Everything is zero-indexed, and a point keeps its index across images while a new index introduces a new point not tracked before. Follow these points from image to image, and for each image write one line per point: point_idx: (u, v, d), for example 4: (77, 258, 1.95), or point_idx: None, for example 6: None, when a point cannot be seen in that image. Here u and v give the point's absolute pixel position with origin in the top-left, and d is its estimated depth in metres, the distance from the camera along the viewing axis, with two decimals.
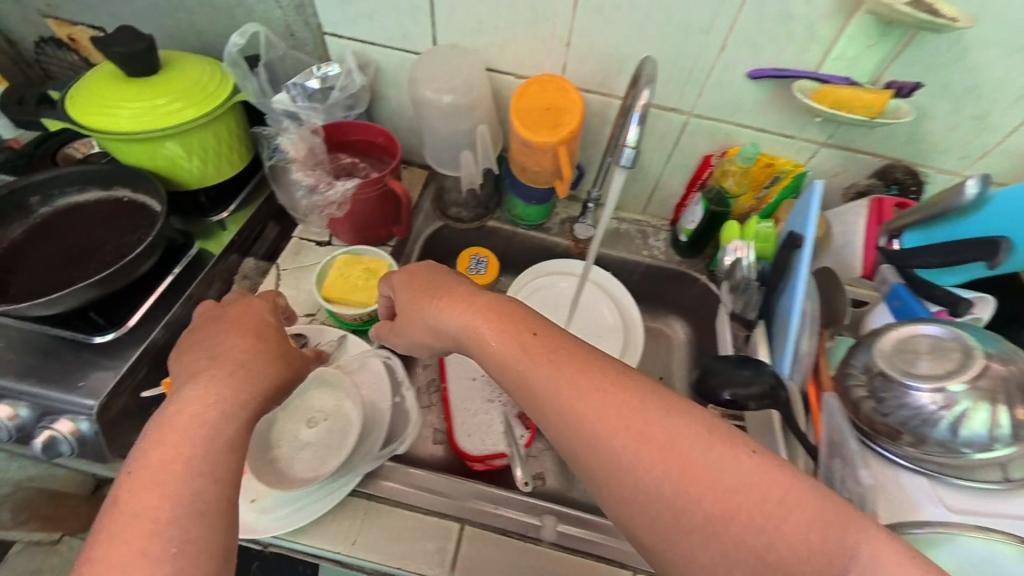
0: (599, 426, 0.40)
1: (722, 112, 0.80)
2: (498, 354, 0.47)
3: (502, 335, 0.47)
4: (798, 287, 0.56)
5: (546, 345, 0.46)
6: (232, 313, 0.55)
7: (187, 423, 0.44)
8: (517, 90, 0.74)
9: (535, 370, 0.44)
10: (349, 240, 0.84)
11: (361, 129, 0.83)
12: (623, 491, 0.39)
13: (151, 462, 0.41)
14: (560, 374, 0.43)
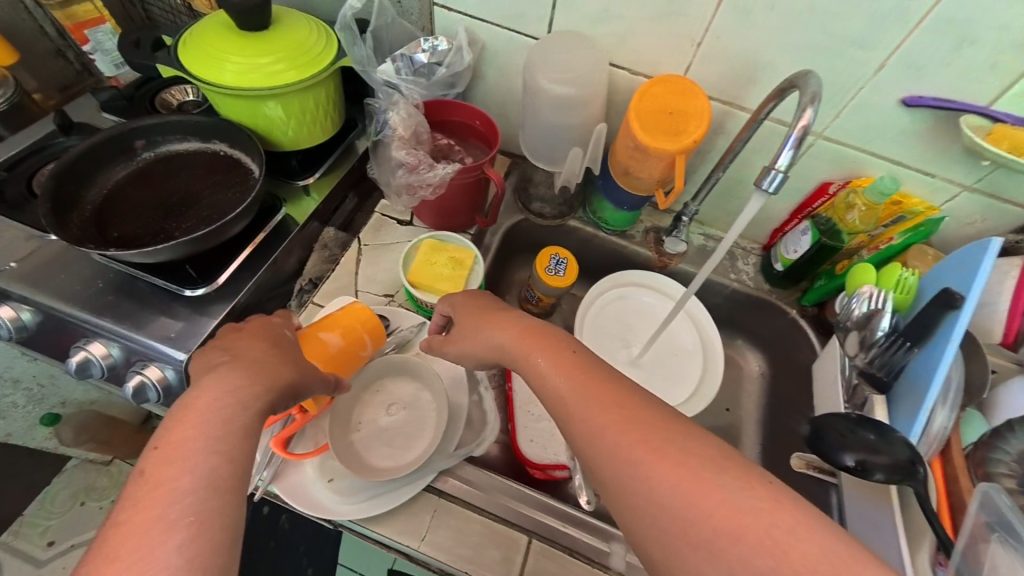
0: (621, 443, 0.37)
1: (858, 137, 0.72)
2: (540, 370, 0.45)
3: (539, 352, 0.47)
4: (949, 352, 0.50)
5: (574, 362, 0.45)
6: (252, 323, 0.52)
7: (210, 403, 0.41)
8: (639, 89, 0.70)
9: (562, 385, 0.43)
10: (432, 223, 0.82)
11: (461, 110, 0.79)
12: (650, 530, 0.35)
13: (165, 433, 0.39)
14: (580, 390, 0.42)
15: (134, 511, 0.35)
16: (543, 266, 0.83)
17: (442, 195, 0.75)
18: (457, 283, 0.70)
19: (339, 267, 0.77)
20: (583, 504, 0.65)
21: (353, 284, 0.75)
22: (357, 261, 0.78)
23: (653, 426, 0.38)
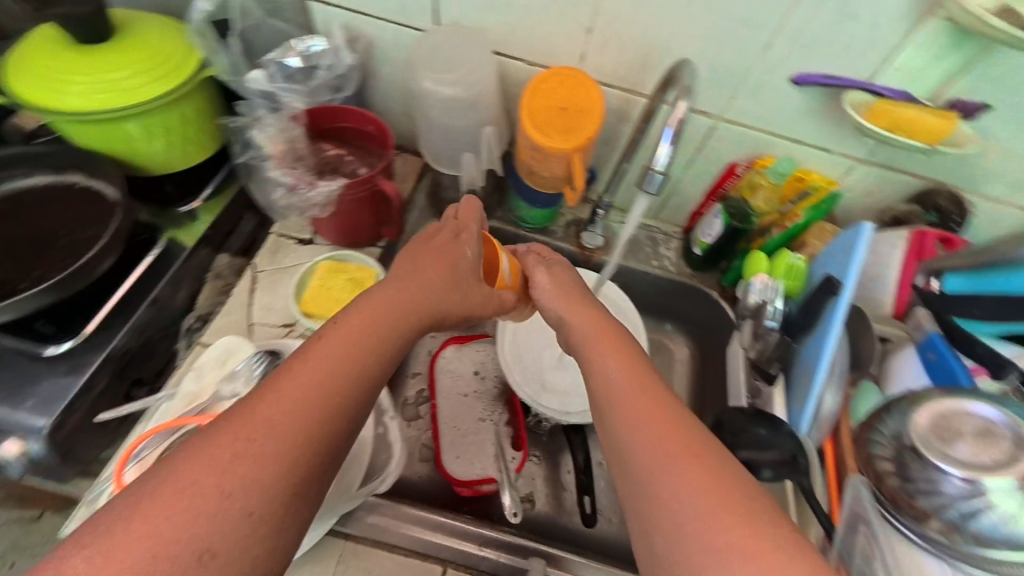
0: (663, 443, 0.39)
1: (757, 119, 0.71)
2: (602, 363, 0.48)
3: (605, 349, 0.49)
4: (831, 339, 0.52)
5: (630, 360, 0.47)
6: (439, 241, 0.55)
7: (310, 374, 0.40)
8: (529, 86, 0.66)
9: (614, 376, 0.46)
10: (334, 241, 0.76)
11: (346, 116, 0.72)
12: (655, 520, 0.36)
13: (222, 438, 0.36)
14: (629, 379, 0.45)
15: (146, 516, 0.32)
16: None
17: (334, 214, 0.70)
18: None
19: (231, 299, 0.71)
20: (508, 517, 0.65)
21: (247, 317, 0.69)
22: (251, 291, 0.71)
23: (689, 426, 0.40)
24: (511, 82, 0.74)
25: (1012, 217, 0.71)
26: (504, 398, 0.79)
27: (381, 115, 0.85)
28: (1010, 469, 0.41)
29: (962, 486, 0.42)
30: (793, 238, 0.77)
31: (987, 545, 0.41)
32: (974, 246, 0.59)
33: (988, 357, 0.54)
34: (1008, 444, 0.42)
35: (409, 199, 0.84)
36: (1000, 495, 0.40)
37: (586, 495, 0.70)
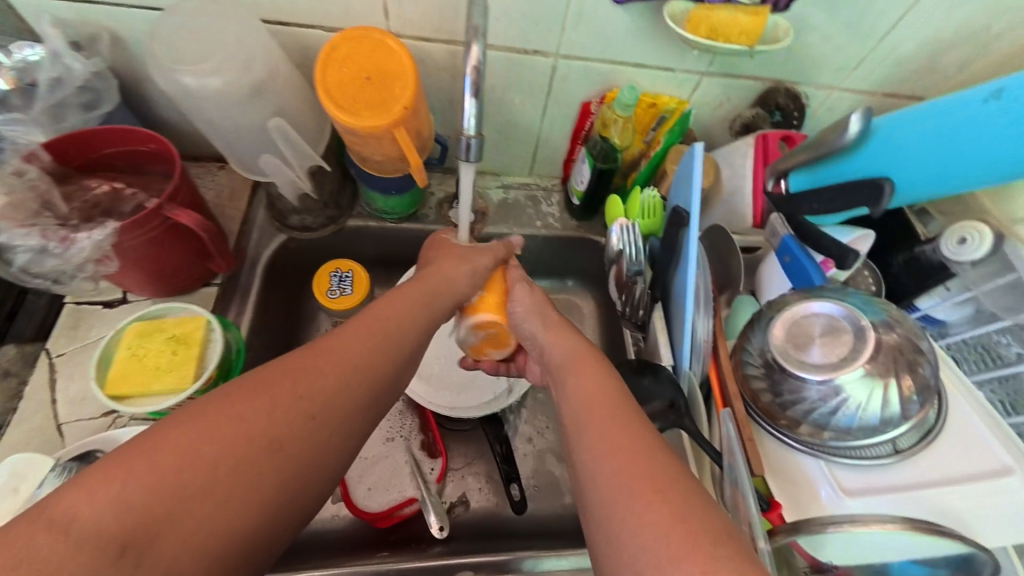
0: (610, 460, 0.36)
1: (596, 49, 0.64)
2: (575, 389, 0.44)
3: (580, 371, 0.45)
4: (690, 268, 0.52)
5: (612, 378, 0.44)
6: (437, 248, 0.59)
7: (308, 388, 0.38)
8: (319, 58, 0.55)
9: (589, 394, 0.43)
10: (151, 292, 0.63)
11: (110, 138, 0.57)
12: (613, 518, 0.34)
13: (214, 428, 0.34)
14: (605, 391, 0.42)
15: (92, 493, 0.29)
16: (323, 289, 0.72)
17: (126, 263, 0.57)
18: (185, 368, 0.56)
19: (25, 400, 0.58)
20: (434, 533, 0.63)
21: (51, 418, 0.57)
22: (51, 383, 0.59)
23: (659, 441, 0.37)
24: (309, 56, 0.62)
25: (847, 101, 0.71)
26: (413, 407, 0.74)
27: (177, 125, 0.70)
28: (856, 361, 0.42)
29: (821, 388, 0.43)
30: (659, 167, 0.73)
31: (847, 433, 0.43)
32: (809, 139, 0.57)
33: (833, 249, 0.54)
34: (850, 336, 0.43)
35: (244, 217, 0.72)
36: (851, 387, 0.42)
37: (512, 482, 0.69)
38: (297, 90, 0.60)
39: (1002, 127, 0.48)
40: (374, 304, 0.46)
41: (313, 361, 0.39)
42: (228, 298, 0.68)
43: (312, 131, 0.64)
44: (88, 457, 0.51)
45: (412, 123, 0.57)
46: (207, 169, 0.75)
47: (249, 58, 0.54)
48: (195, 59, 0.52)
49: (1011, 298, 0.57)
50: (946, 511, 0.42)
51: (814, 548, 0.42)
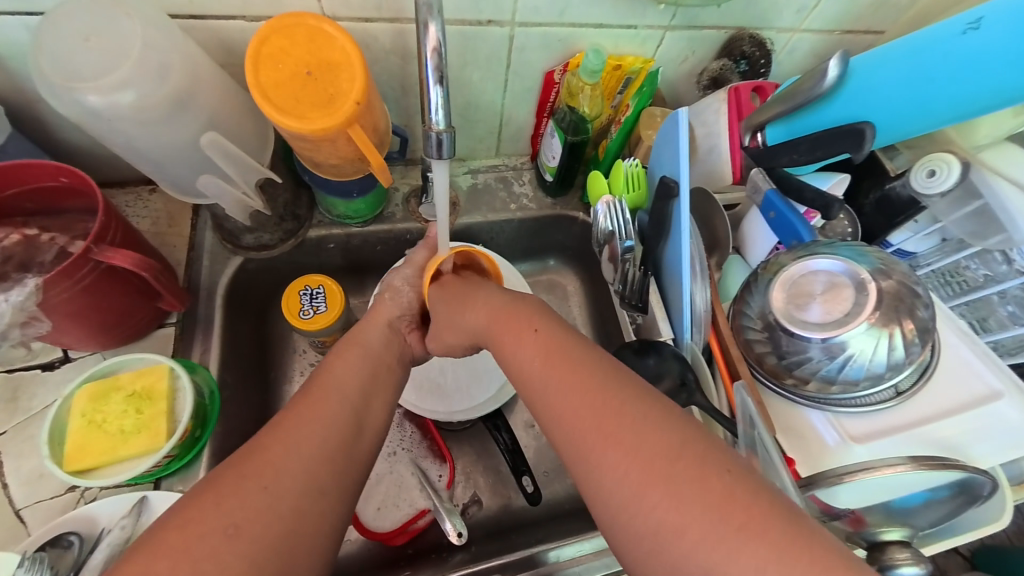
0: (573, 403, 0.37)
1: (553, 12, 0.59)
2: (516, 359, 0.43)
3: (516, 339, 0.44)
4: (683, 240, 0.50)
5: (551, 347, 0.41)
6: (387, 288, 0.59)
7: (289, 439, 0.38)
8: (248, 54, 0.47)
9: (536, 370, 0.41)
10: (100, 345, 0.56)
11: (10, 176, 0.49)
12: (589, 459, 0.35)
13: (228, 485, 0.34)
14: (559, 381, 0.39)
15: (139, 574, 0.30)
16: (294, 310, 0.66)
17: (62, 320, 0.49)
18: (155, 424, 0.51)
19: None
20: (454, 540, 0.61)
21: (7, 505, 0.51)
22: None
23: (629, 408, 0.35)
24: (233, 53, 0.54)
25: (809, 42, 0.69)
26: (413, 417, 0.72)
27: (88, 148, 0.61)
28: (860, 315, 0.42)
29: (824, 346, 0.43)
30: (632, 133, 0.70)
31: (853, 383, 0.44)
32: (781, 90, 0.56)
33: (817, 200, 0.54)
34: (851, 290, 0.44)
35: (191, 244, 0.65)
36: (857, 340, 0.42)
37: (523, 475, 0.68)
38: (227, 97, 0.52)
39: (975, 60, 0.48)
40: (323, 367, 0.46)
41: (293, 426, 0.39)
42: (189, 336, 0.61)
43: (253, 140, 0.57)
44: (60, 542, 0.47)
45: (367, 118, 0.51)
46: (136, 194, 0.66)
47: (163, 65, 0.46)
48: (95, 74, 0.44)
49: (975, 225, 0.57)
50: (944, 441, 0.44)
51: (829, 497, 0.44)
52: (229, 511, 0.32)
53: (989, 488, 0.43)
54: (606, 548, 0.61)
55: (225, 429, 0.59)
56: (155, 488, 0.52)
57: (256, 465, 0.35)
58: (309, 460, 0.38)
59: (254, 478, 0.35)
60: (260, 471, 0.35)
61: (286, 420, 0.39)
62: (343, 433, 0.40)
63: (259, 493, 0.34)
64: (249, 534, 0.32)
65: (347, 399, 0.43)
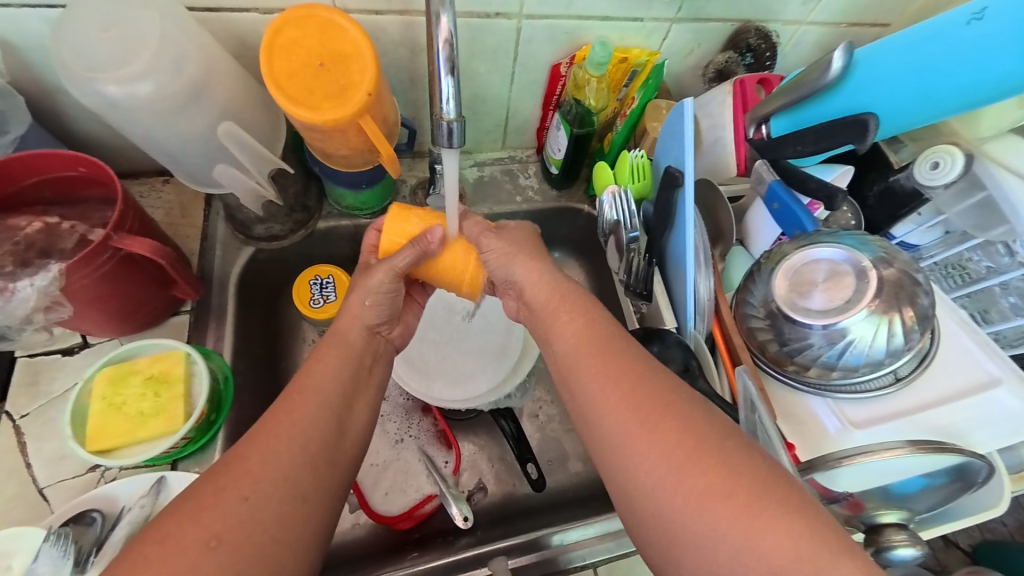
0: (601, 386, 0.39)
1: (559, 4, 0.59)
2: (557, 340, 0.44)
3: (558, 318, 0.45)
4: (687, 228, 0.51)
5: (593, 338, 0.42)
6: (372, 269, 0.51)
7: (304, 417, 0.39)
8: (262, 46, 0.49)
9: (573, 365, 0.42)
10: (118, 331, 0.58)
11: (30, 166, 0.50)
12: (608, 439, 0.38)
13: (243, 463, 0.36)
14: (596, 370, 0.40)
15: None
16: (305, 298, 0.68)
17: (83, 305, 0.51)
18: (172, 408, 0.53)
19: None
20: (460, 524, 0.62)
21: (29, 484, 0.52)
22: (19, 447, 0.54)
23: (667, 413, 0.37)
24: (245, 45, 0.55)
25: (814, 35, 0.69)
26: (421, 406, 0.73)
27: (104, 139, 0.62)
28: (860, 302, 0.43)
29: (825, 332, 0.44)
30: (637, 126, 0.71)
31: (853, 370, 0.45)
32: (786, 82, 0.57)
33: (821, 190, 0.54)
34: (852, 278, 0.44)
35: (204, 234, 0.66)
36: (857, 327, 0.43)
37: (527, 462, 0.69)
38: (241, 87, 0.53)
39: (978, 51, 0.49)
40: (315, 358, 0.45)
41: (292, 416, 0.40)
42: (203, 325, 0.63)
43: (265, 131, 0.58)
44: (83, 519, 0.48)
45: (377, 109, 0.52)
46: (150, 185, 0.68)
47: (179, 56, 0.47)
48: (115, 65, 0.45)
49: (978, 216, 0.57)
50: (942, 427, 0.45)
51: (828, 481, 0.45)
52: (208, 524, 0.34)
53: (985, 474, 0.44)
54: (609, 533, 0.62)
55: (239, 414, 0.60)
56: (172, 469, 0.53)
57: (233, 475, 0.36)
58: None
59: (231, 490, 0.36)
60: (238, 481, 0.36)
61: (266, 421, 0.40)
62: None
63: (250, 493, 0.35)
64: (229, 544, 0.34)
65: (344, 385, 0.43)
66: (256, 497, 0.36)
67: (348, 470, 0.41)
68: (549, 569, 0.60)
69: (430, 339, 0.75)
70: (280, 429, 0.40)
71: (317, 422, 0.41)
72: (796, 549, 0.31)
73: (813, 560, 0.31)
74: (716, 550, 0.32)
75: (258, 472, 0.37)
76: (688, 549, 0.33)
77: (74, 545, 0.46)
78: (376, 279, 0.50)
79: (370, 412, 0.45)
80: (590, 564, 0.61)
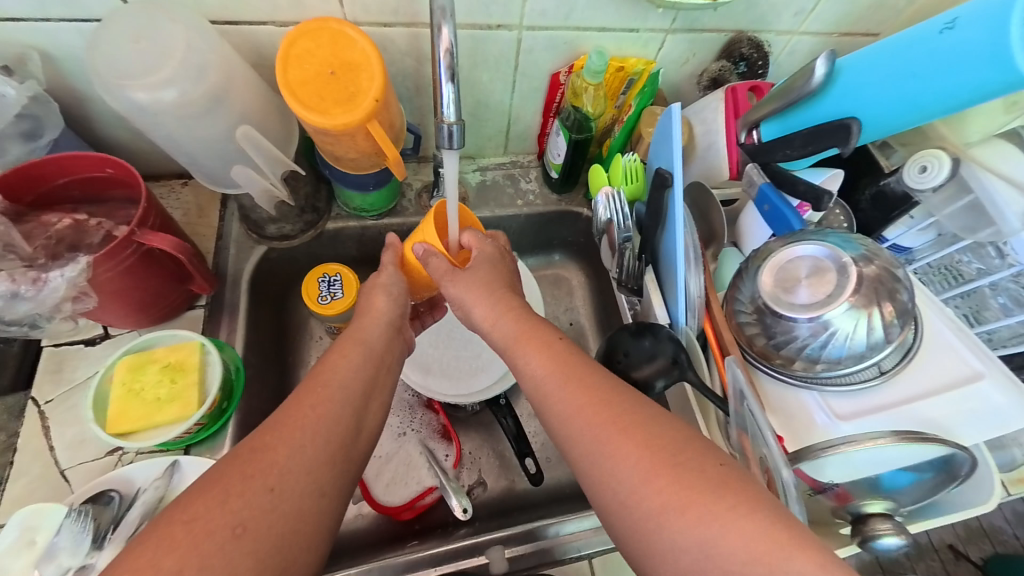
0: (580, 409, 0.41)
1: (558, 17, 0.63)
2: (528, 368, 0.45)
3: (527, 349, 0.46)
4: (677, 228, 0.53)
5: (562, 364, 0.44)
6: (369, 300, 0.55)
7: (311, 421, 0.42)
8: (278, 56, 0.52)
9: (553, 389, 0.43)
10: (136, 324, 0.61)
11: (61, 167, 0.54)
12: (594, 454, 0.39)
13: (257, 472, 0.38)
14: (576, 396, 0.41)
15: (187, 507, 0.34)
16: (313, 295, 0.71)
17: (107, 296, 0.54)
18: (187, 395, 0.55)
19: (18, 454, 0.55)
20: (459, 515, 0.64)
21: (52, 466, 0.55)
22: (45, 431, 0.56)
23: (642, 420, 0.39)
24: (261, 54, 0.59)
25: (806, 44, 0.72)
26: (423, 401, 0.75)
27: (131, 142, 0.66)
28: (841, 297, 0.45)
29: (811, 325, 0.46)
30: (634, 131, 0.73)
31: (838, 363, 0.46)
32: (776, 89, 0.59)
33: (808, 192, 0.56)
34: (834, 274, 0.46)
35: (219, 233, 0.70)
36: (838, 322, 0.45)
37: (526, 457, 0.71)
38: (257, 93, 0.57)
39: (953, 58, 0.50)
40: (329, 361, 0.48)
41: (302, 414, 0.42)
42: (216, 320, 0.66)
43: (279, 135, 0.62)
44: (101, 498, 0.50)
45: (384, 115, 0.56)
46: (171, 187, 0.72)
47: (203, 65, 0.51)
48: (143, 72, 0.49)
49: (967, 218, 0.58)
50: (929, 420, 0.45)
51: (815, 472, 0.46)
52: (235, 510, 0.36)
53: (968, 467, 0.46)
54: (606, 525, 0.63)
55: (248, 404, 0.63)
56: (186, 454, 0.56)
57: (259, 465, 0.38)
58: (332, 446, 0.42)
59: (257, 479, 0.38)
60: (265, 472, 0.38)
61: (290, 412, 0.42)
62: (342, 414, 0.44)
63: (266, 493, 0.37)
64: (254, 533, 0.35)
65: (349, 390, 0.46)
66: (280, 488, 0.38)
67: (352, 455, 0.44)
68: (546, 560, 0.61)
69: (434, 337, 0.77)
70: (305, 422, 0.42)
71: (336, 418, 0.43)
72: (778, 533, 0.33)
73: (769, 558, 0.32)
74: (704, 554, 0.33)
75: (282, 463, 0.39)
76: (664, 542, 0.35)
77: (93, 522, 0.48)
78: (388, 291, 0.56)
79: (371, 417, 0.47)
80: (586, 556, 0.62)
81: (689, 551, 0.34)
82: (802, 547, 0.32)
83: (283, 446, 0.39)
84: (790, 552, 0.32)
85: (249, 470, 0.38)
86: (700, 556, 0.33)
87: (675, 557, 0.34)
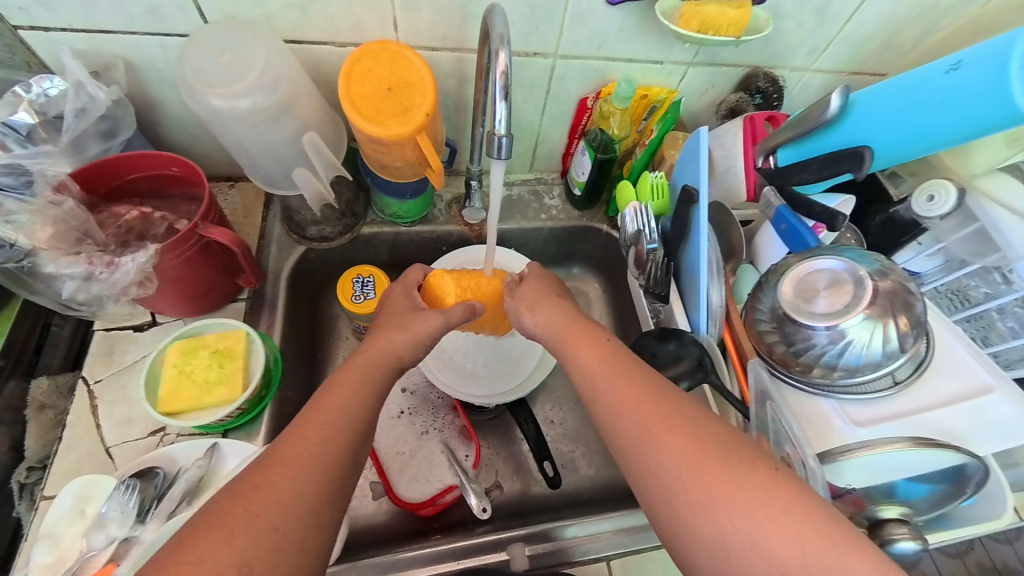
0: (628, 409, 0.43)
1: (591, 47, 0.68)
2: (577, 364, 0.48)
3: (578, 348, 0.49)
4: (702, 242, 0.57)
5: (612, 366, 0.46)
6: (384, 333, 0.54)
7: (310, 457, 0.41)
8: (342, 72, 0.58)
9: (600, 385, 0.46)
10: (183, 312, 0.64)
11: (134, 164, 0.59)
12: (643, 452, 0.41)
13: (260, 510, 0.37)
14: (625, 394, 0.44)
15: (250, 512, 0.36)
16: (348, 295, 0.73)
17: (165, 282, 0.58)
18: (234, 379, 0.58)
19: (69, 429, 0.58)
20: (478, 514, 0.64)
21: (99, 443, 0.57)
22: (94, 410, 0.59)
23: (690, 423, 0.41)
24: (322, 70, 0.64)
25: (819, 80, 0.77)
26: (445, 402, 0.78)
27: (190, 145, 0.72)
28: (857, 307, 0.48)
29: (828, 333, 0.49)
30: (656, 153, 0.78)
31: (856, 371, 0.48)
32: (792, 118, 0.64)
33: (824, 213, 0.59)
34: (852, 286, 0.49)
35: (263, 232, 0.74)
36: (853, 331, 0.48)
37: (545, 460, 0.72)
38: (317, 105, 0.62)
39: (956, 95, 0.55)
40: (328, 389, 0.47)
41: (304, 446, 0.42)
42: (257, 313, 0.69)
43: (332, 142, 0.67)
44: (147, 474, 0.53)
45: (431, 128, 0.61)
46: (219, 188, 0.77)
47: (276, 78, 0.56)
48: (224, 81, 0.54)
49: (975, 245, 0.62)
50: (941, 428, 0.48)
51: (833, 475, 0.48)
52: (240, 551, 0.35)
53: (976, 479, 0.49)
54: (624, 529, 0.64)
55: (282, 395, 0.66)
56: (224, 438, 0.59)
57: (263, 503, 0.38)
58: (332, 482, 0.41)
59: (261, 518, 0.37)
60: (270, 511, 0.38)
61: (290, 444, 0.42)
62: (349, 441, 0.44)
63: (271, 532, 0.37)
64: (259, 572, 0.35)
65: (351, 418, 0.45)
66: (285, 528, 0.37)
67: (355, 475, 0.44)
68: (563, 560, 0.62)
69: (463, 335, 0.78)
70: (307, 458, 0.41)
71: (336, 454, 0.42)
72: (823, 540, 0.35)
73: (821, 557, 0.34)
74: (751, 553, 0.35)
75: (286, 500, 0.39)
76: (713, 541, 0.37)
77: (138, 496, 0.50)
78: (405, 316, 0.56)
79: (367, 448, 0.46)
80: (604, 557, 0.63)
81: (736, 548, 0.36)
82: (848, 548, 0.34)
83: (288, 483, 0.39)
84: (838, 553, 0.34)
85: (262, 504, 0.38)
86: (749, 556, 0.35)
87: (723, 556, 0.36)
